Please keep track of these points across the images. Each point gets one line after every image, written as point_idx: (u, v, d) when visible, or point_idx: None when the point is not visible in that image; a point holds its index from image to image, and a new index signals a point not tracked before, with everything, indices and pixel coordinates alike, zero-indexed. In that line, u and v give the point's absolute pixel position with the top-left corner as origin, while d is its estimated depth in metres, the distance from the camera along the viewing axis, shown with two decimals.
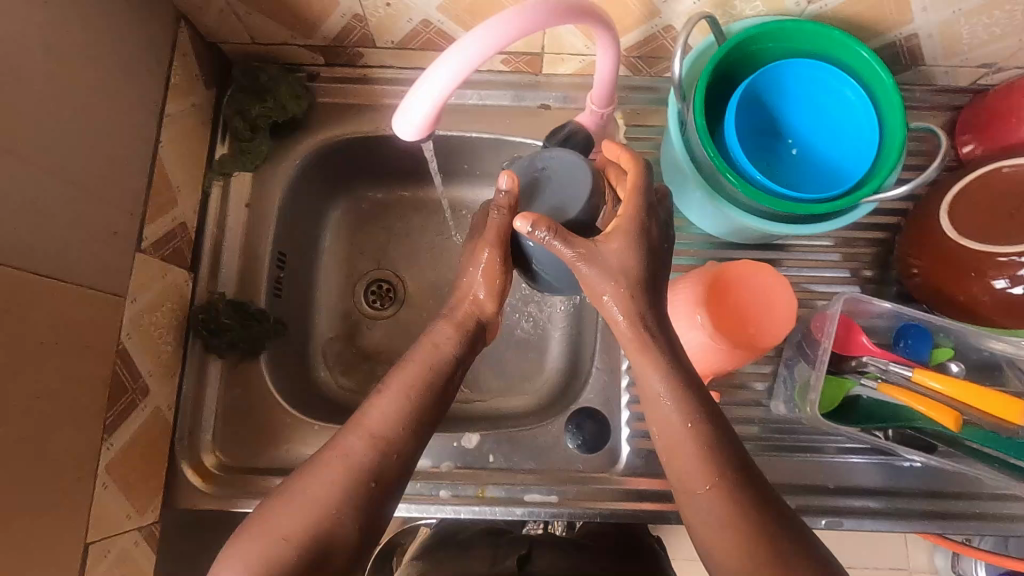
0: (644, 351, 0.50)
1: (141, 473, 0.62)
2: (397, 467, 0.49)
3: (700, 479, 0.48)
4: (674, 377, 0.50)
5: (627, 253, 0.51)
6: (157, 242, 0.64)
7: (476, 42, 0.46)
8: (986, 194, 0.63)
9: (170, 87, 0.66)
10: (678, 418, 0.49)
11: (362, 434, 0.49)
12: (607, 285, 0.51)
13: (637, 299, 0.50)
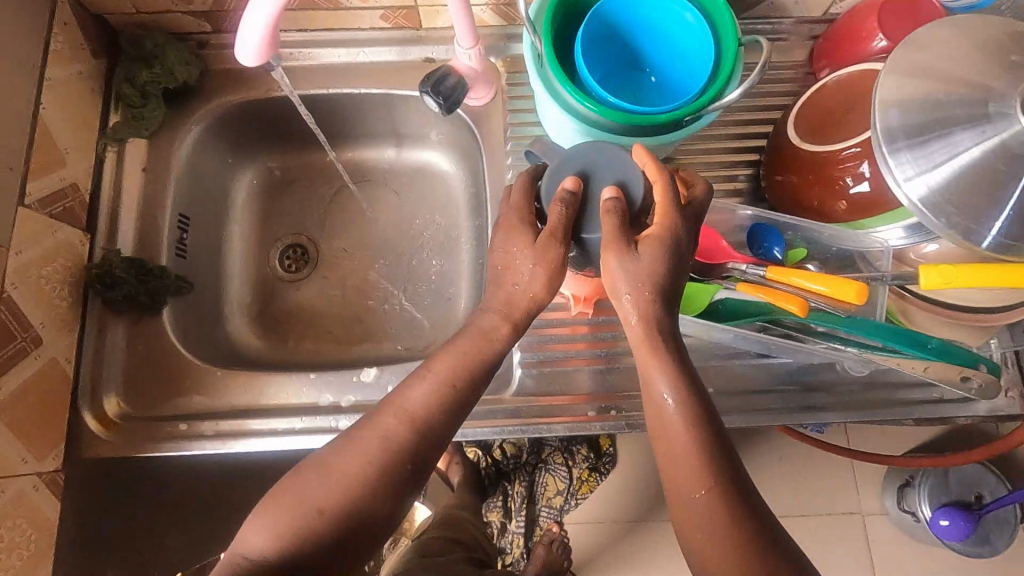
0: (657, 353, 0.49)
1: (38, 421, 0.64)
2: (427, 447, 0.51)
3: (697, 481, 0.48)
4: (684, 378, 0.50)
5: (655, 259, 0.49)
6: (43, 200, 0.66)
7: None
8: (819, 105, 0.68)
9: (51, 53, 0.69)
10: (682, 424, 0.49)
11: (397, 414, 0.51)
12: (631, 286, 0.49)
13: (657, 304, 0.49)
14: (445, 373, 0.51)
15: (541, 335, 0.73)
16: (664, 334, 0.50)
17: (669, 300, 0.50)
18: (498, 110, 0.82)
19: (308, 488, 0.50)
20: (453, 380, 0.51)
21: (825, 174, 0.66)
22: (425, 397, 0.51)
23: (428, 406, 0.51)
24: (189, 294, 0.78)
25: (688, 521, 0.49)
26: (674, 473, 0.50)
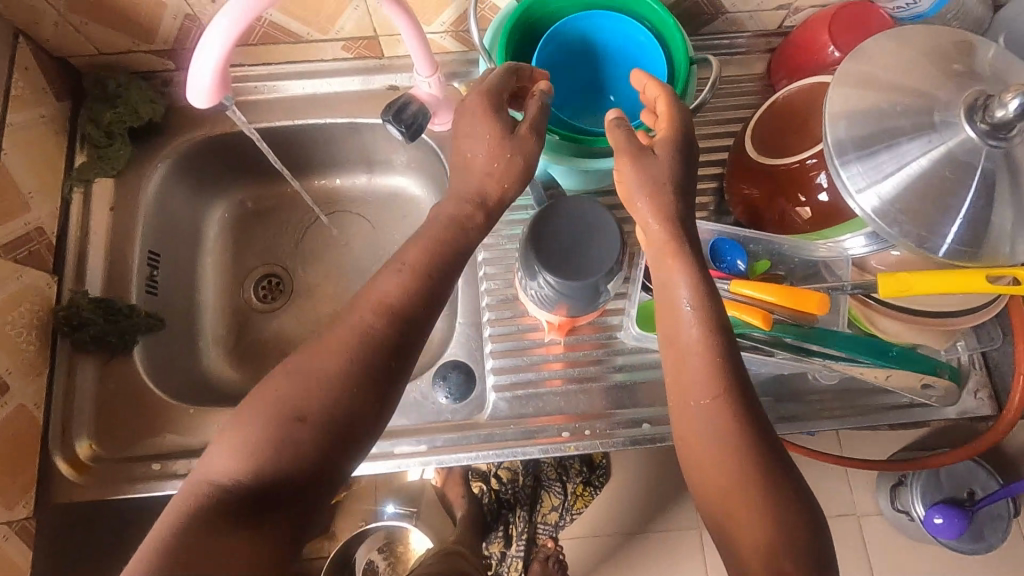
0: (677, 257, 0.52)
1: (7, 467, 0.63)
2: (398, 337, 0.50)
3: (704, 391, 0.50)
4: (703, 289, 0.52)
5: (669, 163, 0.54)
6: (7, 245, 0.66)
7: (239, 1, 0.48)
8: (773, 121, 0.69)
9: (12, 98, 0.69)
10: (696, 327, 0.51)
11: (374, 306, 0.50)
12: (649, 190, 0.53)
13: (670, 203, 0.53)
14: (419, 264, 0.52)
15: (513, 357, 0.74)
16: (677, 237, 0.53)
17: (683, 204, 0.54)
18: None
19: (285, 389, 0.47)
20: (430, 271, 0.52)
21: (787, 185, 0.66)
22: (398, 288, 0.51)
23: (402, 292, 0.51)
24: (161, 331, 0.78)
25: (694, 430, 0.50)
26: (681, 364, 0.51)
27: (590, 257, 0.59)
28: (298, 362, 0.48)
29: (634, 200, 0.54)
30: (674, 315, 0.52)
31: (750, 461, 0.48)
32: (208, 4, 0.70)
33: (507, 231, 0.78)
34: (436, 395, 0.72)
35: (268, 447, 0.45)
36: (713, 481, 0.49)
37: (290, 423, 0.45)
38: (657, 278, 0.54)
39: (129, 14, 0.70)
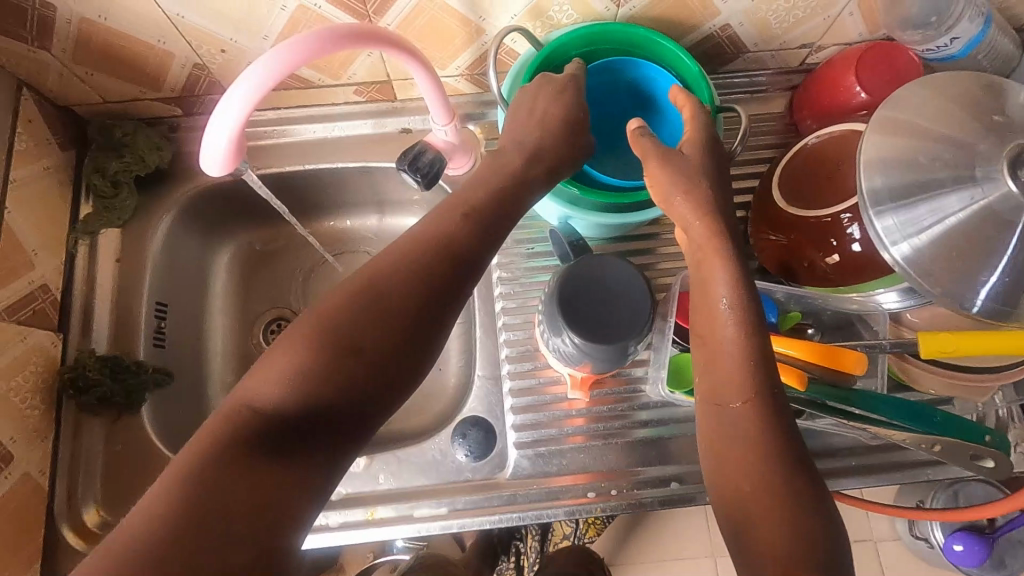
0: (718, 251, 0.53)
1: (10, 539, 0.61)
2: (444, 273, 0.50)
3: (736, 393, 0.50)
4: (738, 273, 0.52)
5: (698, 162, 0.57)
6: (10, 307, 0.64)
7: (259, 68, 0.47)
8: (800, 168, 0.68)
9: (16, 153, 0.67)
10: (728, 309, 0.52)
11: (427, 251, 0.50)
12: (683, 185, 0.55)
13: (700, 198, 0.55)
14: (452, 209, 0.53)
15: (534, 412, 0.71)
16: (717, 234, 0.54)
17: (717, 199, 0.55)
18: None
19: (337, 321, 0.47)
20: (473, 215, 0.53)
21: (816, 236, 0.64)
22: (430, 233, 0.52)
23: (439, 239, 0.51)
24: (169, 386, 0.76)
25: (723, 424, 0.50)
26: (719, 352, 0.51)
27: (622, 317, 0.57)
28: (326, 304, 0.48)
29: (669, 197, 0.56)
30: (710, 295, 0.53)
31: (776, 416, 0.49)
32: (217, 53, 0.68)
33: (525, 279, 0.76)
34: (455, 453, 0.70)
35: (305, 375, 0.45)
36: (734, 479, 0.48)
37: (317, 358, 0.46)
38: (697, 276, 0.54)
39: (136, 64, 0.68)
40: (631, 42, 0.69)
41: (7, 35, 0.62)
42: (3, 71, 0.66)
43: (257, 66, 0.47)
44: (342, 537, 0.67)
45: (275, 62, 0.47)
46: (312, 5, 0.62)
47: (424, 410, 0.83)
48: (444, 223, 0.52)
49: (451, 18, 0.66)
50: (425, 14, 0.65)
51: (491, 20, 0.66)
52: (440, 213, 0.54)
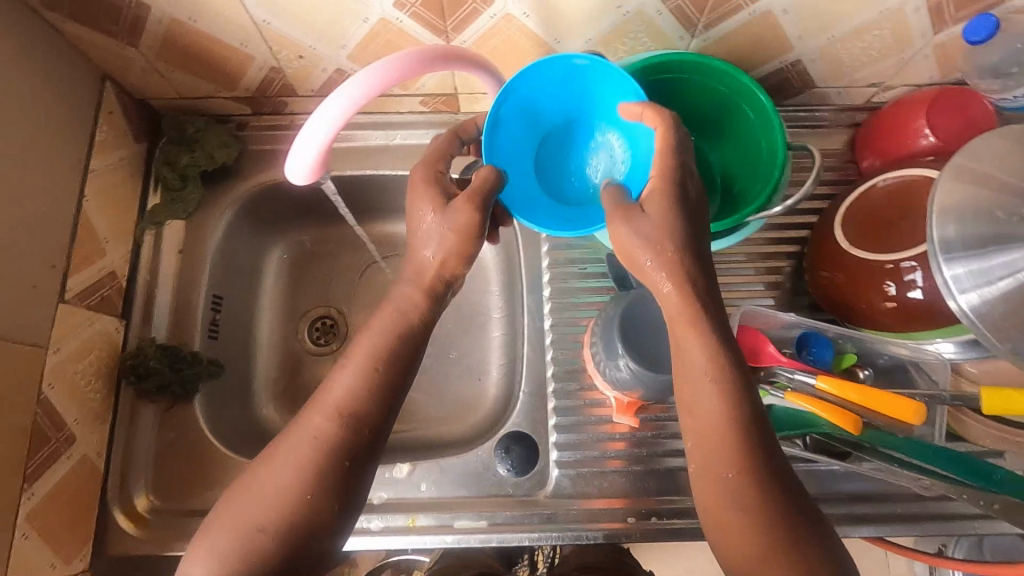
0: (693, 322, 0.49)
1: (66, 520, 0.62)
2: (366, 439, 0.52)
3: (727, 466, 0.47)
4: (719, 352, 0.49)
5: (664, 218, 0.51)
6: (82, 293, 0.66)
7: (356, 85, 0.49)
8: (866, 208, 0.67)
9: (96, 143, 0.69)
10: (710, 395, 0.48)
11: (326, 412, 0.52)
12: (652, 248, 0.50)
13: (682, 263, 0.50)
14: (368, 358, 0.53)
15: (578, 432, 0.72)
16: (695, 306, 0.49)
17: (690, 262, 0.50)
18: None
19: (251, 510, 0.50)
20: (376, 363, 0.53)
21: (873, 279, 0.64)
22: (350, 391, 0.53)
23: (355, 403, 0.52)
24: (220, 378, 0.78)
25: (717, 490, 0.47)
26: (698, 416, 0.49)
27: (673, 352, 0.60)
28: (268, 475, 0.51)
29: (643, 258, 0.51)
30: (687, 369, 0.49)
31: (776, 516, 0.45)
32: (295, 59, 0.69)
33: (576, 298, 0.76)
34: (496, 466, 0.71)
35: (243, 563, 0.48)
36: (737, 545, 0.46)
37: (251, 537, 0.49)
38: (676, 347, 0.51)
39: (215, 64, 0.70)
40: (714, 75, 0.67)
41: (98, 30, 0.64)
42: (90, 64, 0.68)
43: (357, 82, 0.48)
44: (383, 542, 0.68)
45: (373, 78, 0.49)
46: (393, 20, 0.63)
47: (462, 419, 0.84)
48: (362, 377, 0.53)
49: (527, 39, 0.67)
50: (502, 33, 0.66)
51: (566, 43, 0.67)
52: (372, 338, 0.54)
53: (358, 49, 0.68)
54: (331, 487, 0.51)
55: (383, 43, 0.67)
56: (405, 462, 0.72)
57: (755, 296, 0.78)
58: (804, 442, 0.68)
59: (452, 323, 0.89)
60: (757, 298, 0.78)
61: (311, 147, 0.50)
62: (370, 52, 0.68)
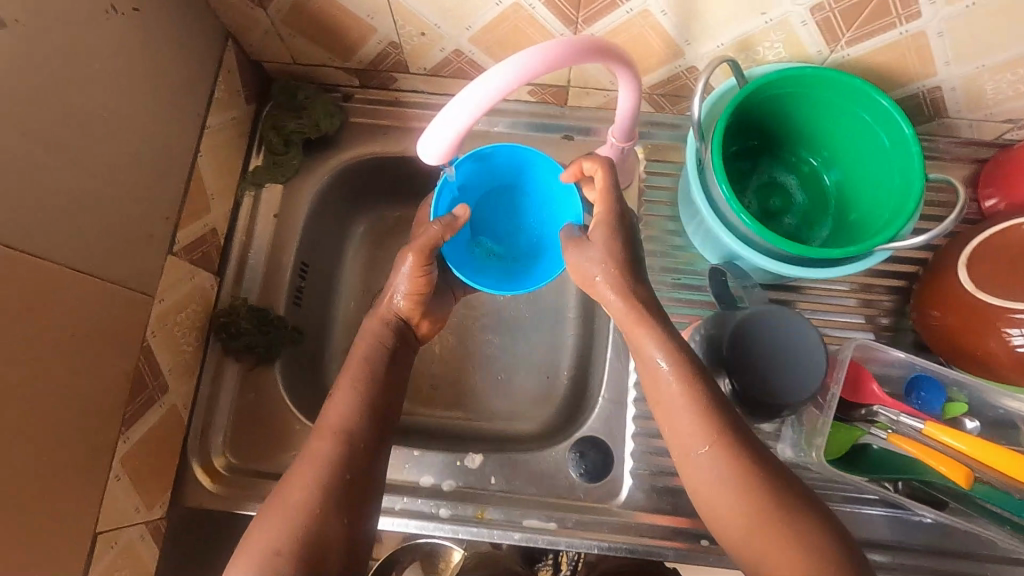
0: (643, 323, 0.55)
1: (153, 467, 0.63)
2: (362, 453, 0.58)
3: (699, 440, 0.52)
4: (674, 348, 0.54)
5: (607, 241, 0.59)
6: (188, 246, 0.67)
7: (508, 70, 0.46)
8: (1001, 248, 0.62)
9: (215, 100, 0.70)
10: (677, 388, 0.54)
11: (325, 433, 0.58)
12: (600, 265, 0.58)
13: (624, 276, 0.57)
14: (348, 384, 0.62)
15: (655, 445, 0.70)
16: (636, 309, 0.56)
17: (634, 278, 0.58)
18: (631, 198, 0.80)
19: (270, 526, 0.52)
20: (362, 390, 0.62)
21: (986, 326, 0.61)
22: (350, 415, 0.60)
23: (347, 423, 0.59)
24: (300, 344, 0.78)
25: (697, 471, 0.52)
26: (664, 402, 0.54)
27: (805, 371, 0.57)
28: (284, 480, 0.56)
29: (591, 273, 0.58)
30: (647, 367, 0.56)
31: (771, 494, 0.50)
32: (417, 35, 0.68)
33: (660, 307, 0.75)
34: (569, 467, 0.70)
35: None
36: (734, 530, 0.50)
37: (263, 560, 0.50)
38: (633, 347, 0.57)
39: (338, 33, 0.70)
40: (843, 91, 0.61)
41: None
42: (218, 22, 0.68)
43: (509, 67, 0.46)
44: (451, 530, 0.67)
45: (527, 62, 0.47)
46: (527, 5, 0.62)
47: (529, 414, 0.83)
48: (354, 398, 0.61)
49: (656, 38, 0.64)
50: (633, 29, 0.64)
51: (696, 45, 0.65)
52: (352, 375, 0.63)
53: (482, 32, 0.66)
54: (343, 506, 0.54)
55: (509, 28, 0.65)
56: (478, 453, 0.72)
57: (854, 328, 0.75)
58: (896, 485, 0.65)
59: (524, 316, 0.88)
60: (855, 330, 0.75)
61: (452, 129, 0.49)
62: (494, 35, 0.67)
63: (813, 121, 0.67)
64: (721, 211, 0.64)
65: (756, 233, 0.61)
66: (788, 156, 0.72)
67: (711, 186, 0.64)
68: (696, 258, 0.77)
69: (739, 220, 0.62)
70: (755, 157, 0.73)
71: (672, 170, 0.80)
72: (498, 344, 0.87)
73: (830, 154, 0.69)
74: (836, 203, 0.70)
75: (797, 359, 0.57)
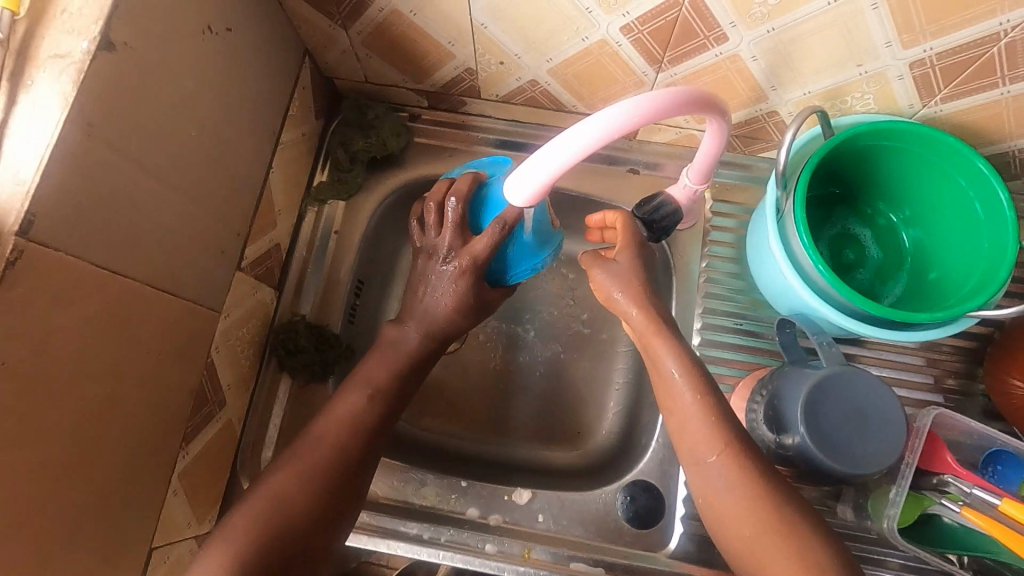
0: (659, 335, 0.61)
1: (206, 482, 0.63)
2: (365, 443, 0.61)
3: (709, 449, 0.57)
4: (687, 356, 0.60)
5: (630, 262, 0.64)
6: (254, 261, 0.67)
7: (605, 121, 0.45)
8: None
9: (289, 116, 0.70)
10: (689, 398, 0.59)
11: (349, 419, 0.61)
12: (621, 285, 0.63)
13: (642, 292, 0.63)
14: (379, 384, 0.63)
15: None
16: (655, 320, 0.62)
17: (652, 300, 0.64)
18: (695, 237, 0.78)
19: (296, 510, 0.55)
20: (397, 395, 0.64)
21: None
22: (372, 405, 0.62)
23: (381, 427, 0.62)
24: (351, 364, 0.78)
25: (707, 481, 0.57)
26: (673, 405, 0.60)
27: (883, 442, 0.54)
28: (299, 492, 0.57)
29: (609, 287, 0.64)
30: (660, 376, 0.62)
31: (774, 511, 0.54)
32: (494, 64, 0.68)
33: (717, 353, 0.74)
34: (620, 512, 0.69)
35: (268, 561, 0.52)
36: (767, 564, 0.53)
37: (272, 540, 0.53)
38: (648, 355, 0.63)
39: (416, 56, 0.69)
40: (936, 149, 0.60)
41: (320, 10, 0.64)
42: (298, 39, 0.69)
43: (606, 120, 0.45)
44: (497, 567, 0.65)
45: (628, 115, 0.46)
46: (614, 42, 0.61)
47: (573, 447, 0.82)
48: (381, 413, 0.62)
49: (742, 81, 0.63)
50: (718, 72, 0.62)
51: (782, 91, 0.63)
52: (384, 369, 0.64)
53: (563, 64, 0.66)
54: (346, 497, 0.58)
55: (591, 62, 0.64)
56: (525, 488, 0.71)
57: (919, 388, 0.71)
58: (960, 559, 0.63)
59: (570, 346, 0.85)
60: (921, 391, 0.71)
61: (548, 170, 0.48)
62: (573, 68, 0.66)
63: (899, 174, 0.65)
64: (799, 263, 0.62)
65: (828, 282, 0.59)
66: (864, 208, 0.70)
67: (791, 238, 0.62)
68: (760, 304, 0.75)
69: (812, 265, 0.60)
70: (828, 207, 0.71)
71: (735, 211, 0.78)
72: (545, 374, 0.85)
73: (912, 212, 0.68)
74: (912, 261, 0.68)
75: (867, 409, 0.55)
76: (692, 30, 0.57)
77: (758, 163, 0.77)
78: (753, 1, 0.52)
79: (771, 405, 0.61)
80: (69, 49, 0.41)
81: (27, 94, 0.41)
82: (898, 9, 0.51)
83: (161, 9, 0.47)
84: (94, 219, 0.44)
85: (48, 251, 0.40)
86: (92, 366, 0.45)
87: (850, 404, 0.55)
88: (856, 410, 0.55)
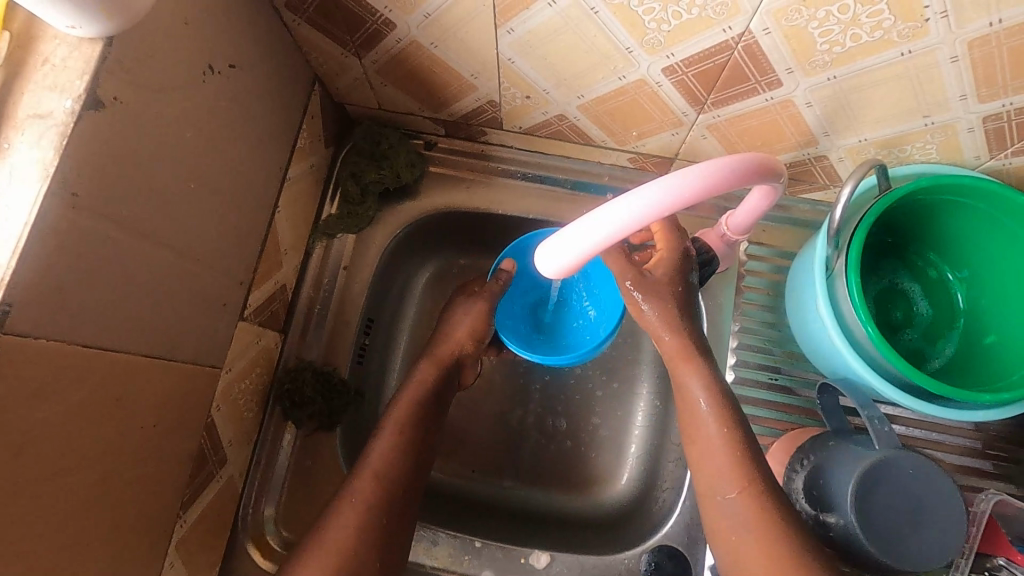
0: (690, 361, 0.58)
1: (205, 547, 0.59)
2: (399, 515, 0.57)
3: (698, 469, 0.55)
4: (715, 387, 0.57)
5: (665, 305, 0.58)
6: (257, 309, 0.62)
7: (665, 188, 0.42)
8: None
9: (296, 150, 0.65)
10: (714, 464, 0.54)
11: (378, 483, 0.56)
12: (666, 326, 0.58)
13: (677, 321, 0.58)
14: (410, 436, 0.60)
15: None
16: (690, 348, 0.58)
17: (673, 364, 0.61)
18: (728, 281, 0.73)
19: None
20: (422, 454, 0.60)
21: None
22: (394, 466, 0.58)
23: (397, 493, 0.58)
24: (359, 408, 0.73)
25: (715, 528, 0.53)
26: (711, 483, 0.54)
27: (938, 528, 0.51)
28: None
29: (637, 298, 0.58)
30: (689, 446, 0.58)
31: None
32: (520, 98, 0.63)
33: (747, 409, 0.70)
34: None
35: None
36: None
37: None
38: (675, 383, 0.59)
39: (434, 86, 0.64)
40: (1006, 208, 0.55)
41: (331, 38, 0.58)
42: (307, 66, 0.64)
43: (666, 188, 0.42)
44: None
45: (687, 183, 0.42)
46: (653, 82, 0.55)
47: (592, 496, 0.76)
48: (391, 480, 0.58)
49: (793, 127, 0.58)
50: (766, 116, 0.57)
51: (836, 137, 0.58)
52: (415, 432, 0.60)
53: (595, 101, 0.60)
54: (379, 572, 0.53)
55: (628, 101, 0.59)
56: (542, 549, 0.69)
57: (965, 454, 0.66)
58: None
59: (589, 388, 0.79)
60: (967, 458, 0.66)
61: (621, 218, 0.42)
62: (606, 105, 0.61)
63: (956, 226, 0.61)
64: (847, 328, 0.58)
65: (877, 349, 0.54)
66: (914, 259, 0.66)
67: (840, 302, 0.58)
68: (796, 356, 0.70)
69: (861, 329, 0.56)
70: (875, 258, 0.66)
71: (771, 255, 0.73)
72: (562, 420, 0.79)
73: (970, 272, 0.63)
74: (968, 323, 0.62)
75: (925, 501, 0.51)
76: (743, 74, 0.52)
77: (798, 205, 0.71)
78: (815, 47, 0.47)
79: (812, 481, 0.57)
80: (51, 108, 0.37)
81: (4, 162, 0.36)
82: (981, 62, 0.45)
83: (155, 55, 0.42)
84: (80, 297, 0.39)
85: (27, 340, 0.36)
86: (80, 453, 0.41)
87: (903, 488, 0.51)
88: (908, 494, 0.51)
